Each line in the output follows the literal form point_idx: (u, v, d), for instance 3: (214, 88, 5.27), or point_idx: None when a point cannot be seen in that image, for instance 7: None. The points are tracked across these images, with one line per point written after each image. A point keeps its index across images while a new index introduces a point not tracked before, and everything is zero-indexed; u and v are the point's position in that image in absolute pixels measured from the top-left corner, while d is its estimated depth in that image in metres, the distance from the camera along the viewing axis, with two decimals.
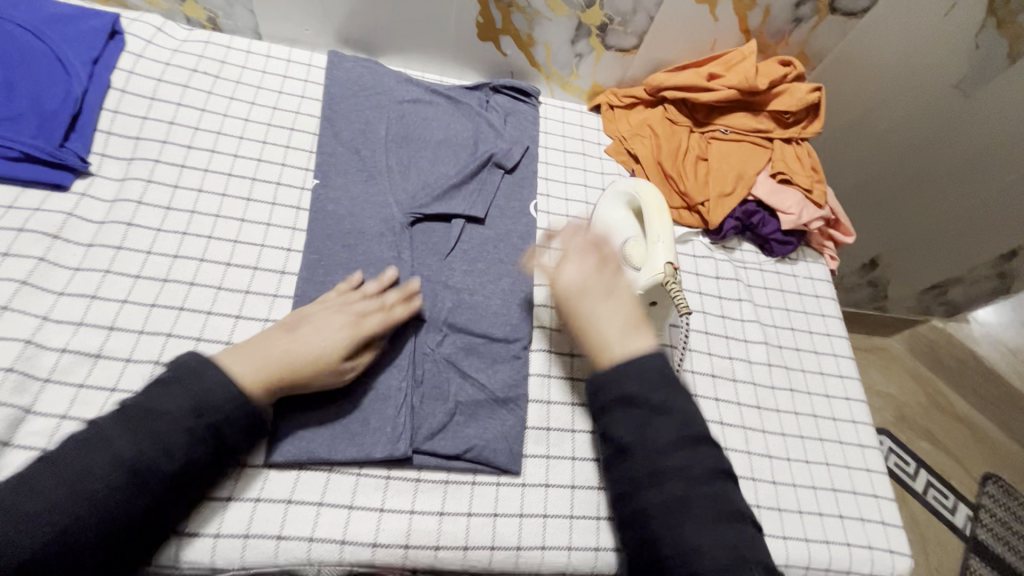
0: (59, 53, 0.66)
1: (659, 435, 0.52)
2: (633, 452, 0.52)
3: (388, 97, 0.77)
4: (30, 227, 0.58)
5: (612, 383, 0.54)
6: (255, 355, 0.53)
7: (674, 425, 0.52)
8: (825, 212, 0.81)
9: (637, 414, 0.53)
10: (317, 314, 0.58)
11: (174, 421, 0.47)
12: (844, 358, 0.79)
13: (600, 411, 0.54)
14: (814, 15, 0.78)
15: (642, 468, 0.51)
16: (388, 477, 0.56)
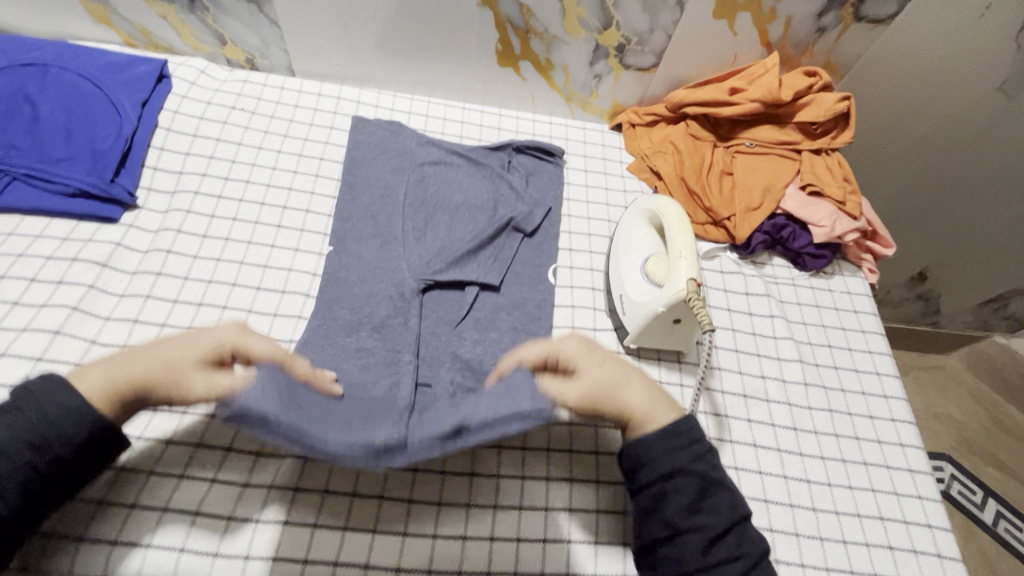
0: (111, 96, 0.72)
1: (713, 512, 0.47)
2: (682, 528, 0.47)
3: (409, 159, 0.76)
4: (82, 256, 0.63)
5: (657, 453, 0.49)
6: (109, 364, 0.46)
7: (727, 509, 0.48)
8: (861, 223, 0.77)
9: (685, 490, 0.47)
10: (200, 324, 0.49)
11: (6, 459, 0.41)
12: (889, 376, 0.74)
13: (647, 491, 0.49)
14: (839, 24, 0.76)
15: (691, 549, 0.46)
16: (414, 473, 0.57)
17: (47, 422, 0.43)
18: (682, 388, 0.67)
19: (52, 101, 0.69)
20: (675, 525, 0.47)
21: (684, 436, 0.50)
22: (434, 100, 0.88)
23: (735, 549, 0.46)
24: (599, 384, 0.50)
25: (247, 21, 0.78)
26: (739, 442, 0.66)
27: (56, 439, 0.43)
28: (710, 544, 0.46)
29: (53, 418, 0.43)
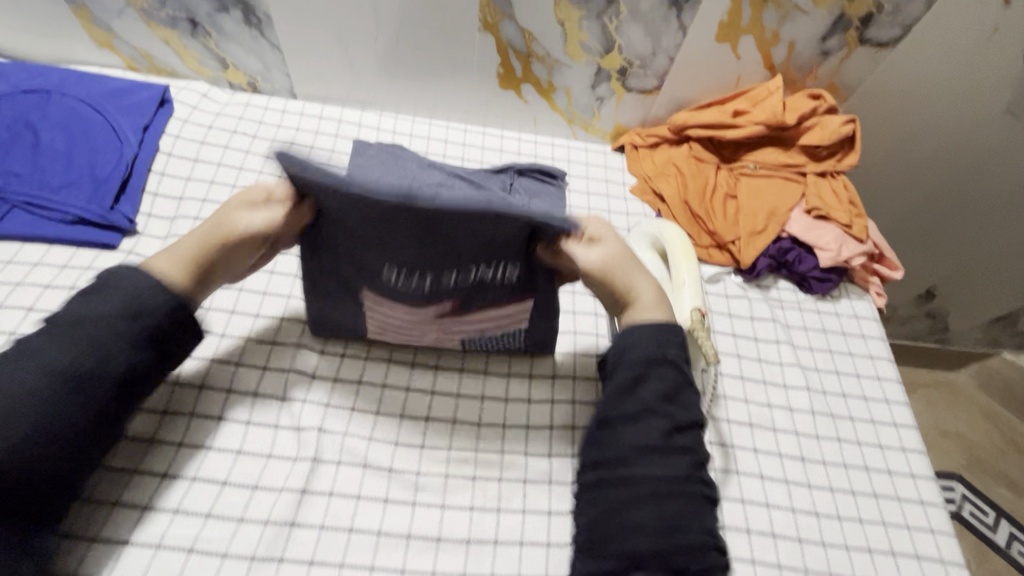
0: (114, 123, 0.72)
1: (682, 407, 0.53)
2: (654, 408, 0.52)
3: None
4: (80, 284, 0.62)
5: (647, 341, 0.54)
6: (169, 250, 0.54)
7: (692, 409, 0.54)
8: (867, 247, 0.76)
9: (664, 382, 0.53)
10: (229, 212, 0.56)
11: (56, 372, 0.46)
12: (898, 404, 0.72)
13: (632, 370, 0.53)
14: (844, 47, 0.75)
15: (655, 431, 0.51)
16: (413, 504, 0.57)
17: (132, 299, 0.50)
18: None
19: (53, 129, 0.69)
20: (648, 405, 0.52)
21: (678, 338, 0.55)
22: (435, 122, 0.88)
23: (690, 442, 0.52)
24: (616, 253, 0.56)
25: (249, 45, 0.79)
26: (746, 473, 0.64)
27: (143, 309, 0.50)
28: (673, 431, 0.52)
29: (138, 296, 0.50)
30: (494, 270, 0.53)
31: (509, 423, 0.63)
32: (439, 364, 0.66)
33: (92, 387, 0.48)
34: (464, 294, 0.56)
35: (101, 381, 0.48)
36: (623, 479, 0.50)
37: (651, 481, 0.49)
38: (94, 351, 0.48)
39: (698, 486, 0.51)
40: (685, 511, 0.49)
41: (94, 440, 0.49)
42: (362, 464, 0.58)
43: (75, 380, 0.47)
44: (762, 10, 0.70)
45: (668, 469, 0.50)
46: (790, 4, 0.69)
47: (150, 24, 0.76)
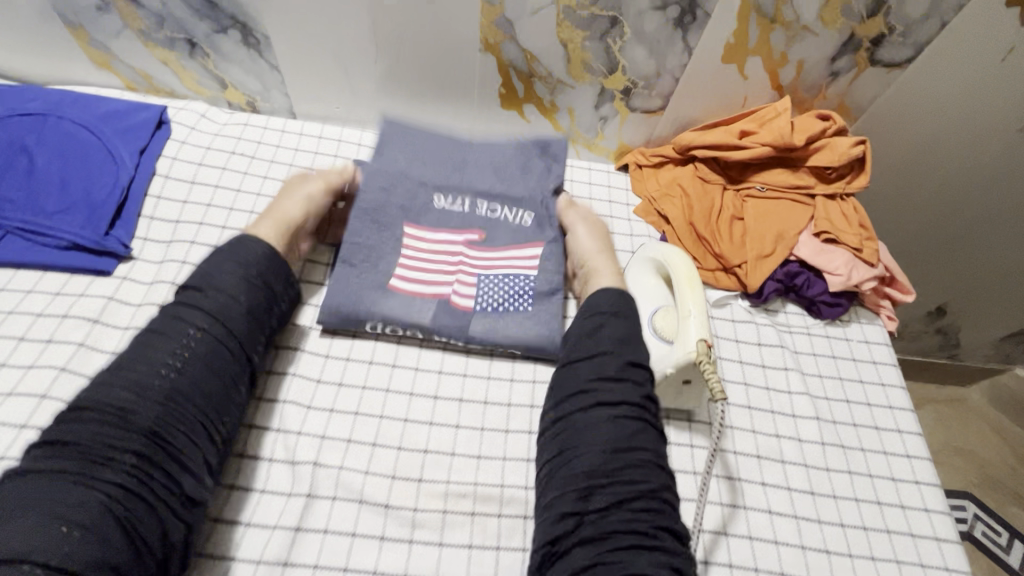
0: (110, 146, 0.71)
1: (635, 348, 0.59)
2: (604, 348, 0.58)
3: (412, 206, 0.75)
4: (73, 312, 0.61)
5: (608, 291, 0.64)
6: (268, 218, 0.67)
7: (645, 352, 0.59)
8: (878, 271, 0.74)
9: (618, 324, 0.60)
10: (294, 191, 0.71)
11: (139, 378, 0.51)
12: (911, 435, 0.70)
13: (589, 318, 0.61)
14: (853, 68, 0.73)
15: (609, 364, 0.57)
16: (410, 542, 0.55)
17: (247, 255, 0.60)
18: (692, 451, 0.64)
19: (48, 153, 0.68)
20: (603, 346, 0.58)
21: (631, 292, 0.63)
22: None
23: (642, 378, 0.57)
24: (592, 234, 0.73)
25: (248, 66, 0.78)
26: (753, 508, 0.62)
27: (252, 261, 0.60)
28: (626, 366, 0.57)
29: (247, 255, 0.60)
30: (514, 213, 0.75)
31: (509, 456, 0.61)
32: (439, 394, 0.64)
33: (230, 320, 0.56)
34: (490, 226, 0.73)
35: (231, 315, 0.56)
36: (583, 408, 0.55)
37: (606, 408, 0.55)
38: (221, 295, 0.56)
39: (648, 417, 0.55)
40: (633, 436, 0.53)
41: (227, 379, 0.54)
42: (358, 499, 0.57)
43: (212, 315, 0.55)
44: (769, 31, 0.68)
45: (619, 398, 0.55)
46: (799, 25, 0.68)
47: (148, 45, 0.75)
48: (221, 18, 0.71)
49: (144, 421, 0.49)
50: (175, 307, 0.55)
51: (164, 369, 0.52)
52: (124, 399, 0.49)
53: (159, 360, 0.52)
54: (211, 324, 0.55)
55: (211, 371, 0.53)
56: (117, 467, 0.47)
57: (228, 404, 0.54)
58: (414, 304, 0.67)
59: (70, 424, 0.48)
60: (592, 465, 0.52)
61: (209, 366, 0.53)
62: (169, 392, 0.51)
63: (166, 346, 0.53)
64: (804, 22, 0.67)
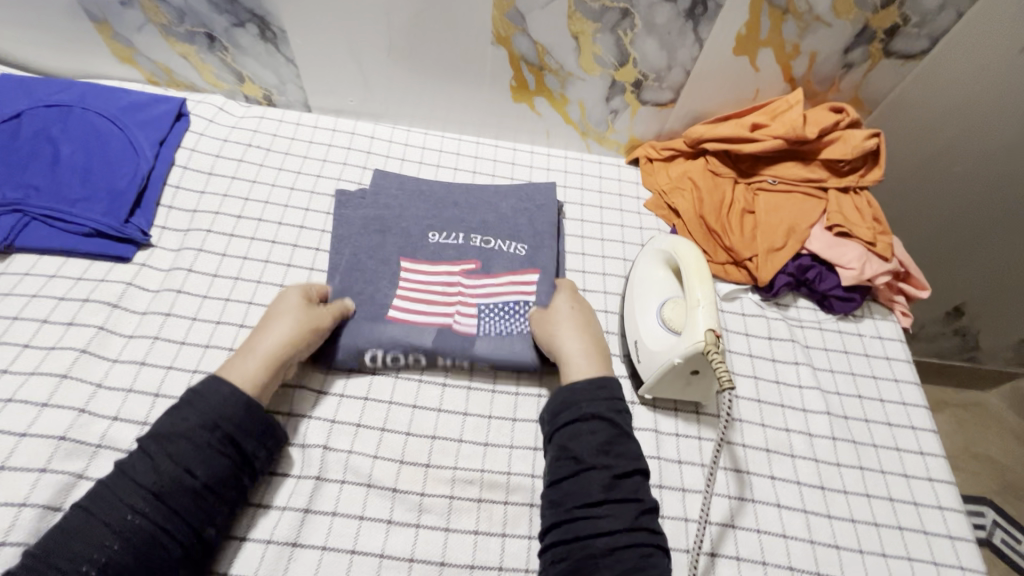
0: (131, 136, 0.73)
1: (620, 457, 0.55)
2: (591, 464, 0.54)
3: (425, 200, 0.76)
4: (94, 296, 0.63)
5: (579, 399, 0.58)
6: (246, 358, 0.57)
7: (632, 458, 0.55)
8: (892, 265, 0.73)
9: (600, 432, 0.56)
10: (277, 319, 0.60)
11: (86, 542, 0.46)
12: (925, 432, 0.69)
13: (567, 427, 0.57)
14: (867, 60, 0.73)
15: (595, 484, 0.53)
16: (417, 526, 0.56)
17: (212, 412, 0.53)
18: (700, 442, 0.64)
19: (72, 142, 0.71)
20: (587, 461, 0.54)
21: (607, 390, 0.58)
22: (448, 135, 0.88)
23: (635, 494, 0.53)
24: (557, 322, 0.64)
25: (264, 60, 0.79)
26: (761, 501, 0.62)
27: (219, 419, 0.52)
28: (613, 484, 0.53)
29: (210, 407, 0.53)
30: (507, 244, 0.73)
31: (516, 444, 0.62)
32: (448, 381, 0.65)
33: (175, 501, 0.49)
34: (486, 255, 0.72)
35: (179, 492, 0.49)
36: (574, 537, 0.51)
37: (600, 536, 0.51)
38: (170, 470, 0.49)
39: (646, 539, 0.51)
40: (632, 563, 0.50)
41: (174, 557, 0.48)
42: (366, 483, 0.57)
43: (162, 493, 0.49)
44: (782, 22, 0.68)
45: (610, 525, 0.51)
46: (811, 16, 0.67)
47: (169, 39, 0.78)
48: (240, 12, 0.73)
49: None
50: (112, 481, 0.49)
51: (89, 563, 0.45)
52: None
53: (88, 553, 0.46)
54: (152, 512, 0.48)
55: (147, 561, 0.47)
56: None
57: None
58: (414, 329, 0.65)
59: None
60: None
61: (147, 554, 0.47)
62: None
63: (100, 531, 0.47)
64: (817, 13, 0.67)
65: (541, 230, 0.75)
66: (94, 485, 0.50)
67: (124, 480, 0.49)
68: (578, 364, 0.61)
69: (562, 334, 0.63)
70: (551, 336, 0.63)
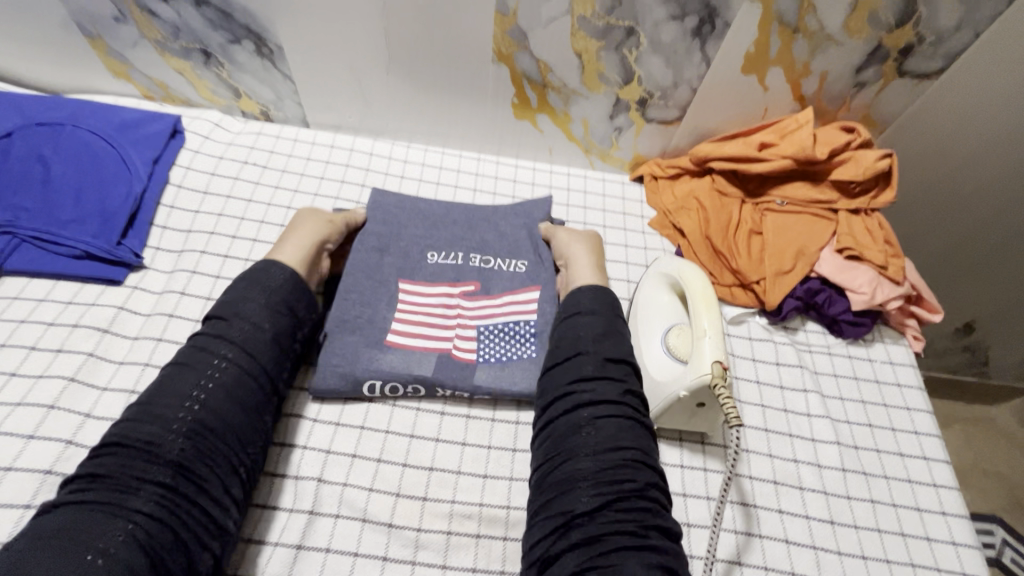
0: (124, 155, 0.72)
1: (610, 347, 0.57)
2: (583, 347, 0.57)
3: (424, 219, 0.75)
4: (84, 322, 0.62)
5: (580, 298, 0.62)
6: (290, 244, 0.64)
7: (623, 348, 0.57)
8: (904, 289, 0.71)
9: (595, 323, 0.59)
10: (303, 215, 0.69)
11: (171, 402, 0.49)
12: (937, 463, 0.67)
13: (567, 322, 0.60)
14: (879, 79, 0.71)
15: (584, 364, 0.55)
16: (413, 563, 0.54)
17: (267, 284, 0.58)
18: (706, 474, 0.62)
19: (64, 162, 0.69)
20: (576, 346, 0.57)
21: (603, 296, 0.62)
22: (448, 151, 0.86)
23: (620, 373, 0.55)
24: (572, 240, 0.70)
25: (261, 76, 0.78)
26: (769, 537, 0.60)
27: (274, 287, 0.58)
28: (604, 364, 0.55)
29: (268, 280, 0.58)
30: (507, 263, 0.72)
31: (516, 476, 0.60)
32: (446, 410, 0.63)
33: (255, 351, 0.54)
34: (485, 276, 0.71)
35: (257, 345, 0.54)
36: (563, 412, 0.54)
37: (586, 407, 0.53)
38: (247, 324, 0.55)
39: (631, 415, 0.53)
40: (619, 433, 0.51)
41: (253, 409, 0.52)
42: (361, 517, 0.56)
43: (239, 347, 0.53)
44: (792, 41, 0.66)
45: (597, 398, 0.53)
46: (823, 35, 0.65)
47: (164, 55, 0.76)
48: (236, 29, 0.71)
49: (172, 450, 0.47)
50: (196, 341, 0.54)
51: (191, 401, 0.49)
52: (153, 431, 0.47)
53: (188, 392, 0.50)
54: (236, 356, 0.53)
55: (243, 407, 0.52)
56: (147, 483, 0.45)
57: (251, 434, 0.52)
58: (413, 357, 0.63)
59: (102, 457, 0.46)
60: (573, 469, 0.50)
61: (238, 395, 0.51)
62: (196, 425, 0.48)
63: (194, 375, 0.51)
64: (828, 31, 0.65)
65: (542, 247, 0.73)
66: (180, 348, 0.54)
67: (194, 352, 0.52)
68: (583, 271, 0.67)
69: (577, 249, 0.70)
70: (565, 246, 0.70)
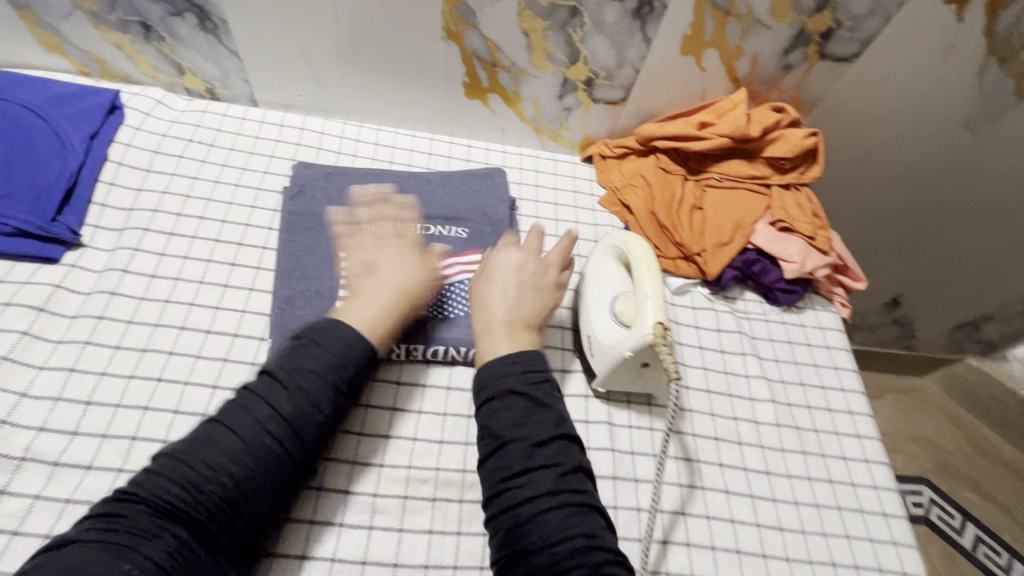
0: (58, 130, 0.69)
1: (536, 427, 0.52)
2: (505, 437, 0.51)
3: (376, 197, 0.75)
4: (17, 300, 0.60)
5: (499, 372, 0.55)
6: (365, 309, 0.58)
7: (550, 424, 0.52)
8: (830, 258, 0.77)
9: (516, 404, 0.53)
10: (388, 265, 0.62)
11: (197, 473, 0.46)
12: (862, 416, 0.73)
13: (481, 408, 0.54)
14: (805, 62, 0.76)
15: (514, 455, 0.50)
16: (370, 528, 0.55)
17: (333, 357, 0.53)
18: (651, 434, 0.65)
19: None
20: (499, 435, 0.52)
21: (519, 363, 0.55)
22: (401, 131, 0.86)
23: (552, 457, 0.50)
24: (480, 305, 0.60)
25: (205, 51, 0.76)
26: (711, 489, 0.63)
27: (341, 363, 0.53)
28: (530, 452, 0.50)
29: (338, 354, 0.54)
30: (448, 229, 0.73)
31: (470, 441, 0.61)
32: (401, 380, 0.64)
33: (303, 431, 0.50)
34: (428, 241, 0.72)
35: (307, 424, 0.51)
36: (501, 511, 0.49)
37: (524, 504, 0.48)
38: (302, 401, 0.51)
39: (571, 500, 0.48)
40: (562, 525, 0.47)
41: (284, 490, 0.49)
42: (317, 487, 0.56)
43: (292, 423, 0.50)
44: (724, 23, 0.70)
45: (532, 492, 0.49)
46: (752, 18, 0.70)
47: (99, 28, 0.74)
48: (177, 1, 0.70)
49: (192, 514, 0.45)
50: (248, 397, 0.51)
51: (226, 474, 0.46)
52: (179, 492, 0.45)
53: (222, 463, 0.47)
54: (280, 433, 0.49)
55: (275, 483, 0.49)
56: (161, 545, 0.43)
57: (277, 508, 0.49)
58: None
59: (124, 501, 0.45)
60: (527, 571, 0.46)
61: (271, 476, 0.48)
62: (223, 500, 0.46)
63: (233, 444, 0.48)
64: (757, 15, 0.69)
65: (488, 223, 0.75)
66: (228, 400, 0.51)
67: (236, 416, 0.49)
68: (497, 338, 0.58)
69: (489, 299, 0.60)
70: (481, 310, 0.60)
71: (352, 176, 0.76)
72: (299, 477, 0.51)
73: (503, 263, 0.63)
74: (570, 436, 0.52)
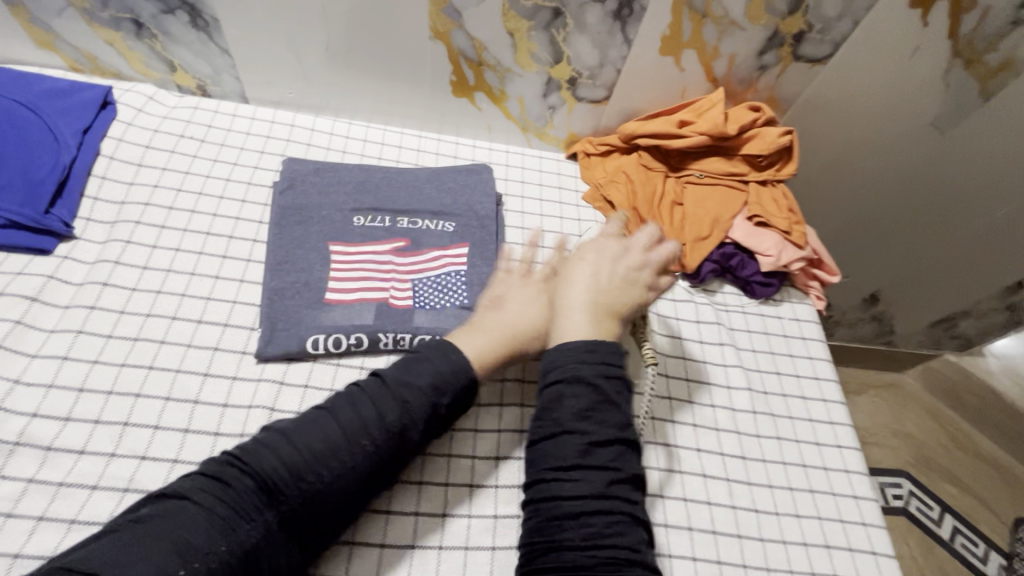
0: (50, 124, 0.71)
1: (600, 425, 0.52)
2: (568, 426, 0.51)
3: (364, 191, 0.76)
4: (10, 290, 0.61)
5: (572, 358, 0.54)
6: (479, 336, 0.59)
7: (614, 426, 0.52)
8: (805, 252, 0.80)
9: (582, 397, 0.52)
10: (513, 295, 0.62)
11: (297, 461, 0.47)
12: (835, 404, 0.75)
13: (550, 389, 0.54)
14: (779, 63, 0.79)
15: (570, 449, 0.51)
16: None
17: (441, 374, 0.54)
18: None
19: None
20: (562, 423, 0.52)
21: (596, 354, 0.54)
22: (389, 128, 0.88)
23: (613, 461, 0.51)
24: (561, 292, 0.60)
25: (197, 49, 0.78)
26: (689, 472, 0.66)
27: (444, 385, 0.54)
28: (588, 450, 0.51)
29: (448, 372, 0.54)
30: (435, 223, 0.75)
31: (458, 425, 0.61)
32: None
33: (400, 441, 0.52)
34: (416, 234, 0.74)
35: (405, 435, 0.52)
36: (540, 499, 0.50)
37: (564, 501, 0.49)
38: (405, 415, 0.52)
39: (616, 507, 0.49)
40: (598, 529, 0.48)
41: (366, 496, 0.50)
42: None
43: (395, 431, 0.51)
44: (701, 25, 0.73)
45: (578, 493, 0.49)
46: (727, 20, 0.73)
47: (92, 25, 0.75)
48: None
49: (289, 501, 0.46)
50: (355, 397, 0.52)
51: (324, 472, 0.48)
52: (280, 476, 0.46)
53: (323, 458, 0.48)
54: (378, 440, 0.50)
55: (361, 487, 0.49)
56: (257, 523, 0.45)
57: (355, 512, 0.50)
58: (354, 310, 0.65)
59: (229, 470, 0.47)
60: (557, 562, 0.47)
61: (361, 480, 0.49)
62: (314, 494, 0.47)
63: (334, 436, 0.49)
64: (732, 17, 0.72)
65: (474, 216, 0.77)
66: (340, 392, 0.53)
67: (344, 413, 0.50)
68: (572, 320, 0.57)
69: (574, 282, 0.60)
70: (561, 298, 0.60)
71: (340, 171, 0.78)
72: (381, 484, 0.51)
73: (598, 248, 0.63)
74: (631, 443, 0.53)
